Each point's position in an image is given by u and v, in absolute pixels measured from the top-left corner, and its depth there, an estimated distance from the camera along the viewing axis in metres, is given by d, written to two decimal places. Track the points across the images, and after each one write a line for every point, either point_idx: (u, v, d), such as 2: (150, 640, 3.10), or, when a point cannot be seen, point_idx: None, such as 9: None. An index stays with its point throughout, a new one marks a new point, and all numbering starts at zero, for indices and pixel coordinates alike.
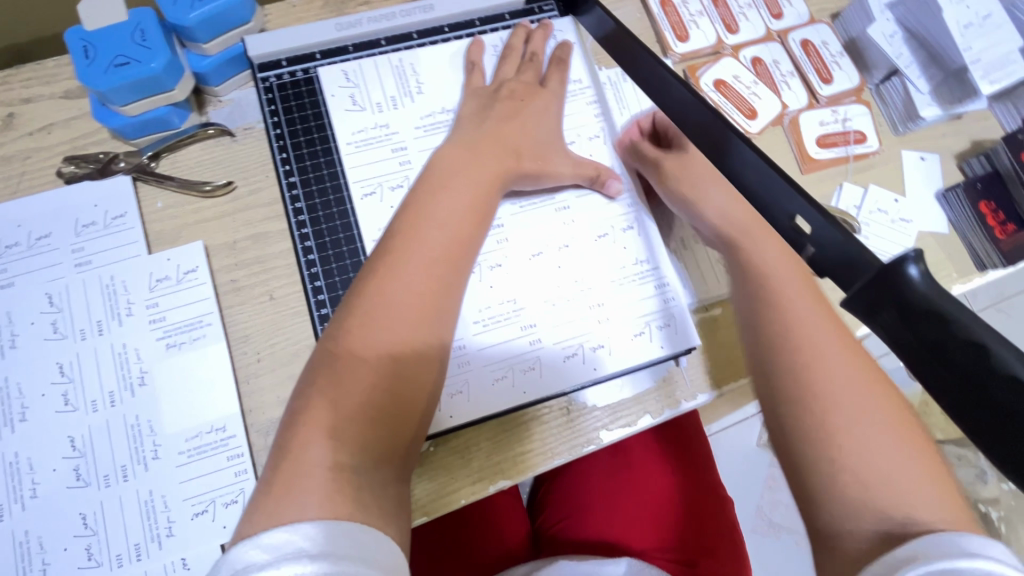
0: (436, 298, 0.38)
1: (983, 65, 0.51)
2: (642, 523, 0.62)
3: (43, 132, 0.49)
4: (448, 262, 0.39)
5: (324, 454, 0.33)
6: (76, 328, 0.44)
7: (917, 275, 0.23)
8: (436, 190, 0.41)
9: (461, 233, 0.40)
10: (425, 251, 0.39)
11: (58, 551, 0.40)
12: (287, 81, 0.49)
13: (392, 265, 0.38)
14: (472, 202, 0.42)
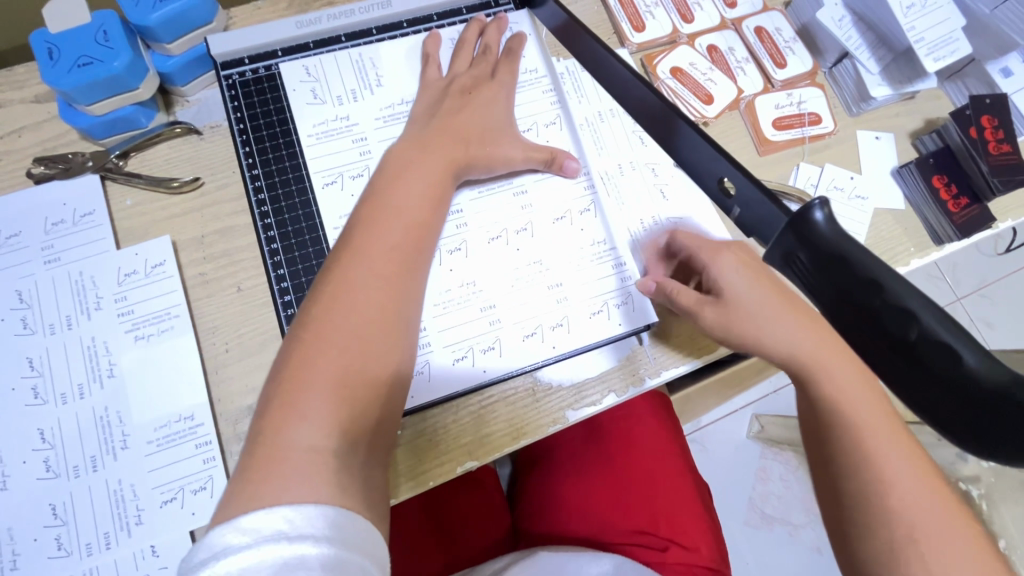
0: (396, 279, 0.39)
1: (928, 43, 0.52)
2: (618, 510, 0.62)
3: (14, 135, 0.50)
4: (410, 247, 0.41)
5: (300, 438, 0.33)
6: (45, 323, 0.45)
7: (822, 219, 0.25)
8: (395, 177, 0.43)
9: (420, 216, 0.42)
10: (388, 236, 0.40)
11: (28, 542, 0.41)
12: (250, 78, 0.50)
13: (354, 249, 0.39)
14: (430, 190, 0.43)
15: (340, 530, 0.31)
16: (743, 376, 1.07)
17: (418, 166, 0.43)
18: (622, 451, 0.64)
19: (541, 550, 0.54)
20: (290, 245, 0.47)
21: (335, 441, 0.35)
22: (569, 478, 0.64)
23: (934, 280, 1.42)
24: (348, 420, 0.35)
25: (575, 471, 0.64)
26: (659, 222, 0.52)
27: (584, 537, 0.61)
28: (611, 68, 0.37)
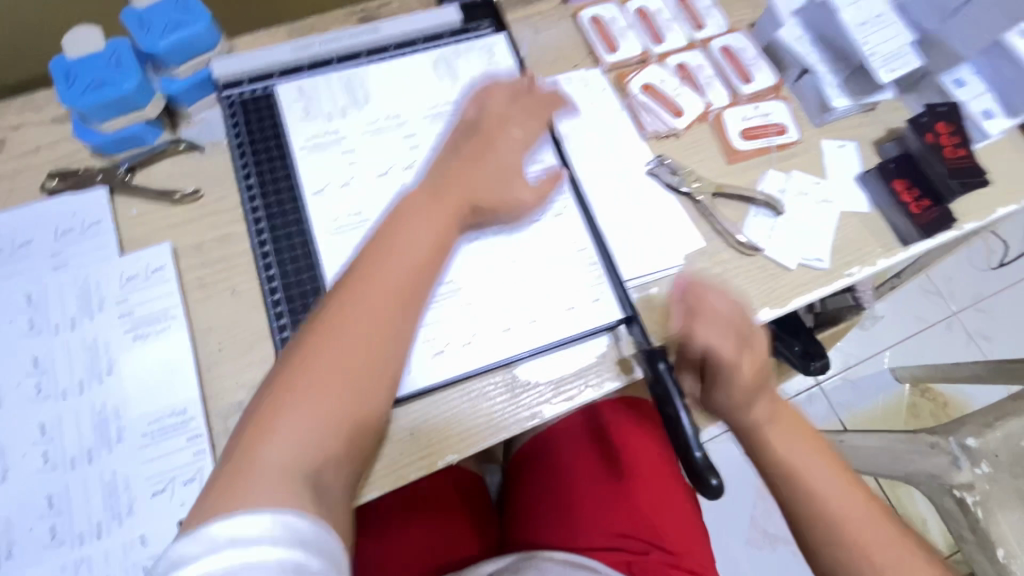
0: (384, 317, 0.40)
1: (880, 57, 0.56)
2: (599, 518, 0.62)
3: (32, 153, 0.54)
4: (407, 287, 0.41)
5: (273, 456, 0.35)
6: (51, 323, 0.48)
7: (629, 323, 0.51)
8: (398, 221, 0.43)
9: (422, 258, 0.42)
10: (384, 278, 0.41)
11: (24, 531, 0.43)
12: (248, 98, 0.54)
13: (350, 284, 0.41)
14: (437, 232, 0.44)
15: (311, 534, 0.33)
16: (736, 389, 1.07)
17: (423, 210, 0.44)
18: (604, 461, 0.64)
19: (546, 552, 0.56)
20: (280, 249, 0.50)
21: (292, 456, 0.36)
22: (553, 486, 0.64)
23: (929, 295, 1.43)
24: (312, 443, 0.36)
25: (558, 478, 0.64)
26: (631, 225, 0.55)
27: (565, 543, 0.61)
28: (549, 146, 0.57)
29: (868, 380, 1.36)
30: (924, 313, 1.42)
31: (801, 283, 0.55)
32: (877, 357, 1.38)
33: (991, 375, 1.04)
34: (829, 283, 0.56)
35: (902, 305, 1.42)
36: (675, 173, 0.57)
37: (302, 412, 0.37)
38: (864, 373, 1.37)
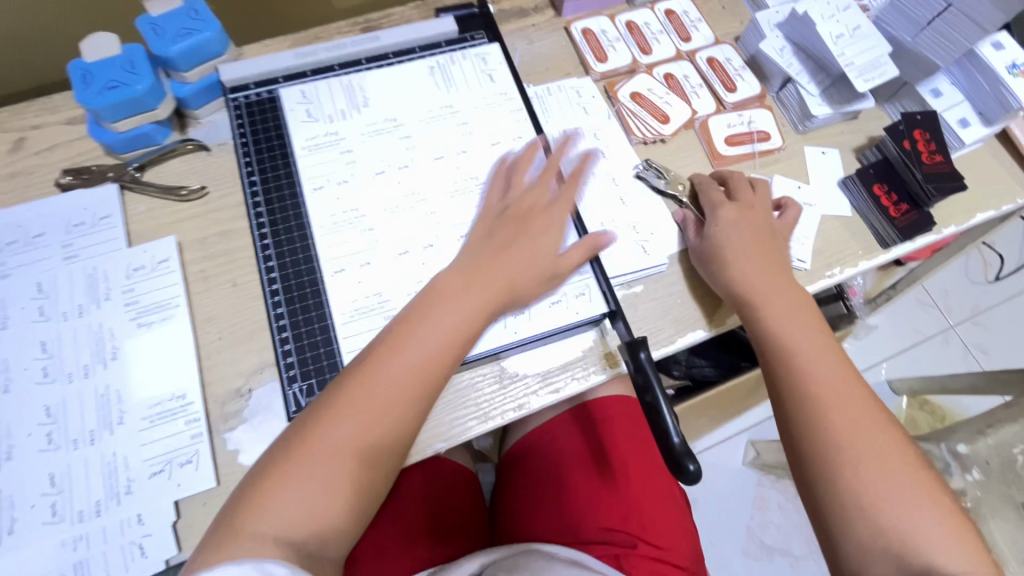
0: (405, 400, 0.41)
1: (858, 67, 0.58)
2: (588, 515, 0.62)
3: (48, 151, 0.57)
4: (421, 378, 0.42)
5: (263, 530, 0.35)
6: (60, 311, 0.50)
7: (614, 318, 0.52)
8: (425, 308, 0.45)
9: (441, 350, 0.43)
10: (409, 364, 0.42)
11: (26, 508, 0.44)
12: (254, 101, 0.57)
13: (373, 364, 0.42)
14: (462, 325, 0.45)
15: None
16: (729, 396, 1.08)
17: (453, 296, 0.45)
18: (595, 458, 0.65)
19: (541, 546, 0.57)
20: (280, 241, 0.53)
21: (280, 537, 0.36)
22: (544, 482, 0.65)
23: (926, 307, 1.44)
24: (301, 529, 0.37)
25: (550, 475, 0.65)
26: (618, 226, 0.57)
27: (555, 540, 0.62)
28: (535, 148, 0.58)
29: None
30: (921, 325, 1.42)
31: None
32: (874, 368, 1.38)
33: (985, 386, 1.05)
34: (811, 282, 0.58)
35: (898, 316, 1.43)
36: (662, 176, 0.60)
37: (297, 493, 0.37)
38: None
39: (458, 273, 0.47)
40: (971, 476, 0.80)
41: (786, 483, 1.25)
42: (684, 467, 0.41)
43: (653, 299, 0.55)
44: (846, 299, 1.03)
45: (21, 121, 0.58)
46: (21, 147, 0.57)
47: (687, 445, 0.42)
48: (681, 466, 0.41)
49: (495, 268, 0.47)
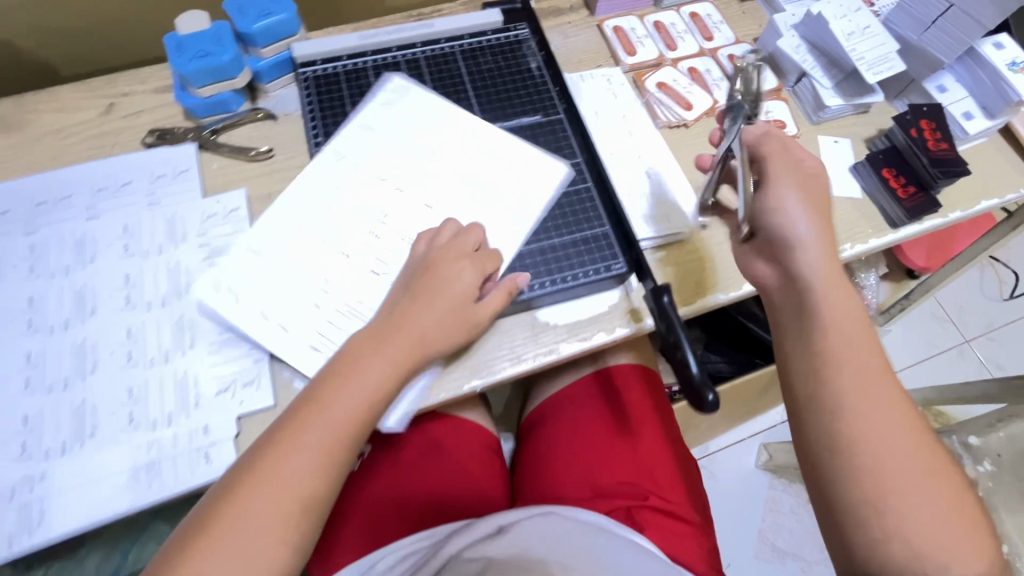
0: (331, 457, 0.44)
1: (868, 61, 0.64)
2: (602, 475, 0.66)
3: (136, 115, 0.64)
4: (335, 444, 0.44)
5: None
6: (142, 249, 0.56)
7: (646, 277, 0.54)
8: (343, 381, 0.46)
9: (355, 411, 0.46)
10: (327, 434, 0.44)
11: (106, 416, 0.49)
12: (320, 75, 0.64)
13: (291, 430, 0.44)
14: (374, 388, 0.46)
15: None
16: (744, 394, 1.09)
17: (372, 366, 0.47)
18: (609, 423, 0.69)
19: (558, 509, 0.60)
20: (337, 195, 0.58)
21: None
22: (558, 441, 0.70)
23: (941, 321, 1.46)
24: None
25: (563, 435, 0.70)
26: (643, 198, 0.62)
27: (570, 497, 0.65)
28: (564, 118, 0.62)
29: None
30: (934, 339, 1.43)
31: None
32: None
33: None
34: None
35: (913, 330, 1.44)
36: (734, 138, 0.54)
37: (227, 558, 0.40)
38: None
39: (373, 338, 0.48)
40: (982, 467, 0.82)
41: (797, 487, 1.26)
42: (704, 395, 0.45)
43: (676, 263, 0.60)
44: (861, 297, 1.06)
45: (114, 89, 0.65)
46: (113, 111, 0.64)
47: (707, 377, 0.46)
48: (702, 396, 0.45)
49: (407, 335, 0.48)
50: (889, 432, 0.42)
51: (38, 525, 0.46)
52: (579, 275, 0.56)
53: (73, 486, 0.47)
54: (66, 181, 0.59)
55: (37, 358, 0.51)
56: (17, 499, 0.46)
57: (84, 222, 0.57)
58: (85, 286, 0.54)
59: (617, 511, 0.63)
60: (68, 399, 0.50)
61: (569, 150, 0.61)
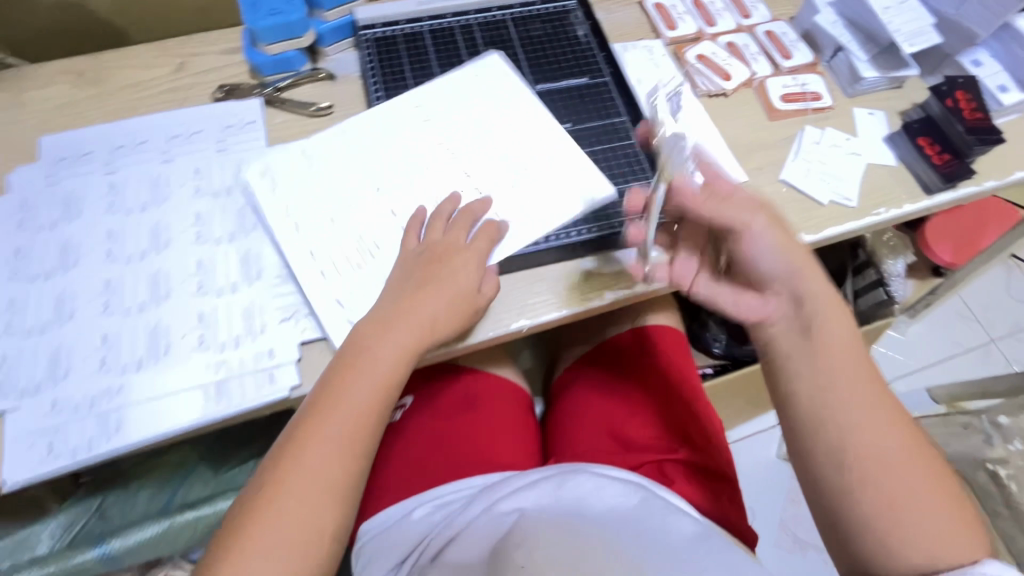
0: (350, 451, 0.48)
1: (905, 34, 0.66)
2: (633, 429, 0.68)
3: (205, 73, 0.68)
4: (351, 439, 0.48)
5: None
6: (212, 190, 0.60)
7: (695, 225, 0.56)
8: (352, 372, 0.49)
9: (364, 405, 0.48)
10: (346, 421, 0.48)
11: (180, 337, 0.53)
12: (381, 37, 0.68)
13: (313, 421, 0.47)
14: (381, 379, 0.49)
15: None
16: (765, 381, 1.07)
17: (380, 355, 0.49)
18: (642, 380, 0.71)
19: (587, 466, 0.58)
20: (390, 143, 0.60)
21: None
22: (595, 400, 0.71)
23: (966, 321, 1.42)
24: None
25: (602, 393, 0.72)
26: None
27: (602, 447, 0.67)
28: (610, 81, 0.66)
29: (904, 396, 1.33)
30: (961, 337, 1.40)
31: (833, 217, 0.63)
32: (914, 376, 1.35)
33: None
34: (859, 218, 0.64)
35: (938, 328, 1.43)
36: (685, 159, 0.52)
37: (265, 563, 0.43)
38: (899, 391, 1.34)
39: (379, 329, 0.50)
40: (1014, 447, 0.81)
41: None
42: None
43: None
44: (887, 284, 1.00)
45: (185, 49, 0.70)
46: (184, 69, 0.68)
47: None
48: None
49: (406, 327, 0.50)
50: (881, 446, 0.45)
51: (116, 432, 0.49)
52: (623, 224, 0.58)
53: (147, 399, 0.50)
54: (143, 129, 0.63)
55: (114, 284, 0.55)
56: (97, 408, 0.50)
57: (159, 165, 0.61)
58: (160, 221, 0.58)
59: (650, 463, 0.64)
60: (144, 321, 0.53)
61: (614, 110, 0.64)
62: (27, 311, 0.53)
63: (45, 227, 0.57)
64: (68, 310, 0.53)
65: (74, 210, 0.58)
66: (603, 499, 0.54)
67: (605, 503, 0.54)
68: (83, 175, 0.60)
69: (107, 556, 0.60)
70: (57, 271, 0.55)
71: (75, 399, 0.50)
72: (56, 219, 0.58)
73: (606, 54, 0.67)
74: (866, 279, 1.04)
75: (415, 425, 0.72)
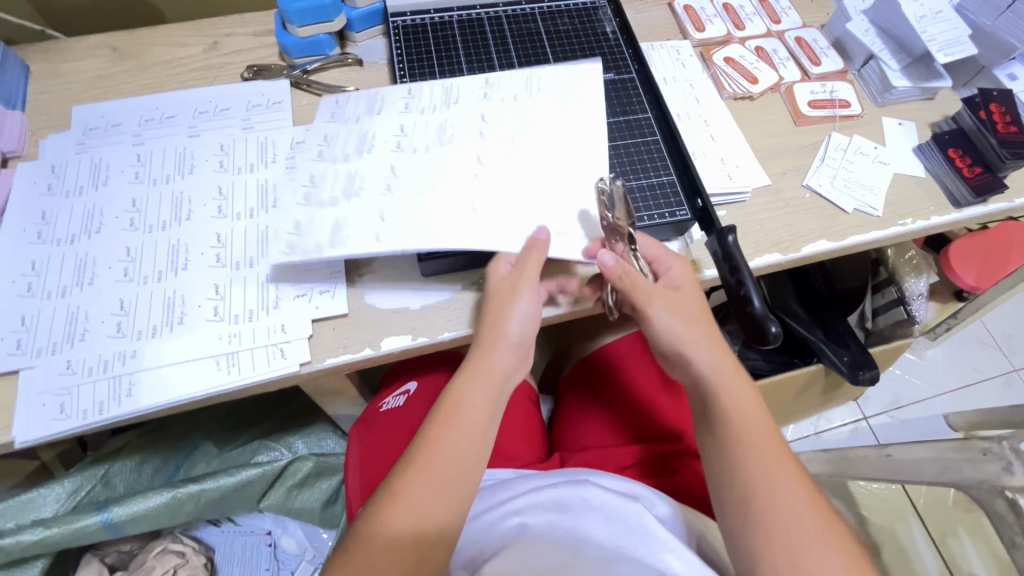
0: (457, 479, 0.45)
1: (939, 43, 0.65)
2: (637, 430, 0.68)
3: (235, 54, 0.69)
4: (461, 468, 0.46)
5: None
6: (236, 165, 0.61)
7: (730, 237, 0.51)
8: (448, 415, 0.47)
9: (471, 434, 0.47)
10: (444, 464, 0.45)
11: (195, 307, 0.53)
12: (410, 25, 0.68)
13: (410, 464, 0.45)
14: (482, 410, 0.48)
15: None
16: (776, 397, 1.02)
17: (474, 394, 0.48)
18: (652, 382, 0.72)
19: (591, 478, 0.52)
20: (427, 131, 0.58)
21: None
22: (605, 395, 0.72)
23: (988, 347, 1.37)
24: None
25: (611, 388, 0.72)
26: (708, 157, 0.63)
27: (605, 445, 0.67)
28: (635, 75, 0.66)
29: (919, 420, 1.27)
30: (981, 365, 1.35)
31: (856, 225, 0.62)
32: (931, 401, 1.30)
33: None
34: (884, 228, 0.62)
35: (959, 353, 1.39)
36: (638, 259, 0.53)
37: None
38: (915, 415, 1.29)
39: (471, 370, 0.49)
40: None
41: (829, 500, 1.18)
42: (766, 327, 0.48)
43: (738, 221, 0.61)
44: (907, 303, 0.97)
45: (217, 30, 0.71)
46: (215, 48, 0.70)
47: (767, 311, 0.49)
48: (765, 329, 0.48)
49: (490, 371, 0.49)
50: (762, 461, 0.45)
51: (127, 396, 0.49)
52: (644, 218, 0.57)
53: (158, 365, 0.50)
54: (172, 104, 0.64)
55: (135, 252, 0.55)
56: (109, 371, 0.50)
57: (185, 138, 0.62)
58: (183, 193, 0.59)
59: (649, 462, 0.63)
60: (161, 290, 0.54)
61: (639, 106, 0.64)
62: (48, 273, 0.54)
63: (71, 193, 0.58)
64: (88, 274, 0.54)
65: (101, 177, 0.59)
66: (602, 524, 0.47)
67: (609, 529, 0.46)
68: (111, 144, 0.61)
69: (110, 523, 0.61)
70: (80, 236, 0.56)
71: (89, 361, 0.50)
72: (83, 186, 0.59)
73: (633, 49, 0.67)
74: (886, 297, 1.00)
75: (416, 403, 0.69)
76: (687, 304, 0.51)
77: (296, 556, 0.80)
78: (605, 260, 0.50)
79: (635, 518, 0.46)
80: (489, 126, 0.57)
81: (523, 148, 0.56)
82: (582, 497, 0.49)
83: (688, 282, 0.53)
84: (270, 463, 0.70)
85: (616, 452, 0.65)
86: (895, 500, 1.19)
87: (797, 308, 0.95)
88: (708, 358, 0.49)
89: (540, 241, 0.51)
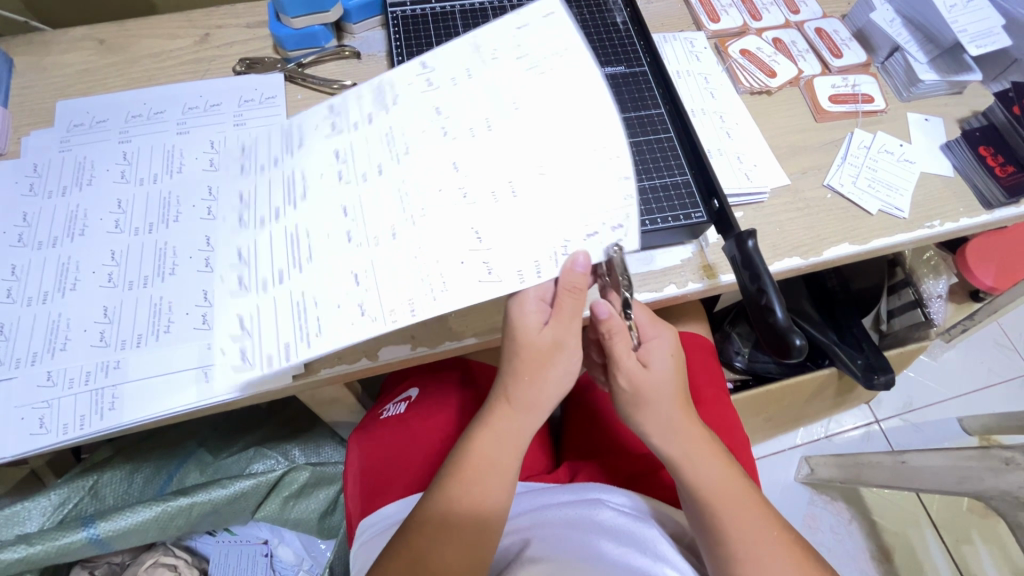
0: (487, 506, 0.44)
1: (971, 34, 0.61)
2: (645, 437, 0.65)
3: (227, 46, 0.66)
4: (496, 493, 0.45)
5: None
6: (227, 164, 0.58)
7: (751, 243, 0.48)
8: (472, 464, 0.45)
9: (506, 466, 0.46)
10: (456, 519, 0.43)
11: (182, 315, 0.50)
12: (408, 15, 0.65)
13: (426, 518, 0.44)
14: (514, 444, 0.46)
15: None
16: (789, 400, 0.99)
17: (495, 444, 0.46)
18: None
19: (604, 498, 0.49)
20: (473, 101, 0.50)
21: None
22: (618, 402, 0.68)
23: (1005, 349, 1.33)
24: None
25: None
26: (723, 155, 0.60)
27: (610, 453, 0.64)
28: (651, 68, 0.62)
29: (933, 424, 1.24)
30: (998, 367, 1.31)
31: (881, 226, 0.59)
32: (945, 404, 1.26)
33: None
34: (910, 230, 0.59)
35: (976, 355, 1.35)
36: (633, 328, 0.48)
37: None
38: (928, 418, 1.25)
39: (493, 419, 0.46)
40: None
41: (840, 505, 1.14)
42: (789, 341, 0.46)
43: (758, 223, 0.58)
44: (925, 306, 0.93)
45: (208, 21, 0.68)
46: (206, 40, 0.66)
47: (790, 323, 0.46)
48: (788, 341, 0.46)
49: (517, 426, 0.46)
50: (711, 471, 0.46)
51: (110, 410, 0.47)
52: (657, 220, 0.53)
53: (144, 377, 0.48)
54: (159, 99, 0.61)
55: (120, 256, 0.53)
56: (91, 383, 0.48)
57: (173, 135, 0.59)
58: (171, 192, 0.56)
59: (655, 474, 0.60)
60: (147, 296, 0.51)
61: (652, 102, 0.60)
62: (29, 278, 0.52)
63: (54, 194, 0.56)
64: (70, 279, 0.51)
65: (85, 177, 0.57)
66: (615, 548, 0.43)
67: (619, 549, 0.43)
68: (96, 141, 0.58)
69: (97, 538, 0.60)
70: (63, 239, 0.53)
71: (71, 372, 0.48)
72: (66, 186, 0.56)
73: (645, 39, 0.64)
74: (903, 299, 0.96)
75: (416, 410, 0.66)
76: (667, 393, 0.47)
77: (293, 565, 0.77)
78: (599, 308, 0.46)
79: (647, 543, 0.45)
80: (537, 122, 0.48)
81: (580, 149, 0.47)
82: (595, 518, 0.46)
83: (669, 361, 0.48)
84: (264, 475, 0.67)
85: (631, 459, 0.62)
86: (908, 506, 1.14)
87: (810, 308, 0.91)
88: (663, 377, 0.47)
89: (579, 276, 0.44)
